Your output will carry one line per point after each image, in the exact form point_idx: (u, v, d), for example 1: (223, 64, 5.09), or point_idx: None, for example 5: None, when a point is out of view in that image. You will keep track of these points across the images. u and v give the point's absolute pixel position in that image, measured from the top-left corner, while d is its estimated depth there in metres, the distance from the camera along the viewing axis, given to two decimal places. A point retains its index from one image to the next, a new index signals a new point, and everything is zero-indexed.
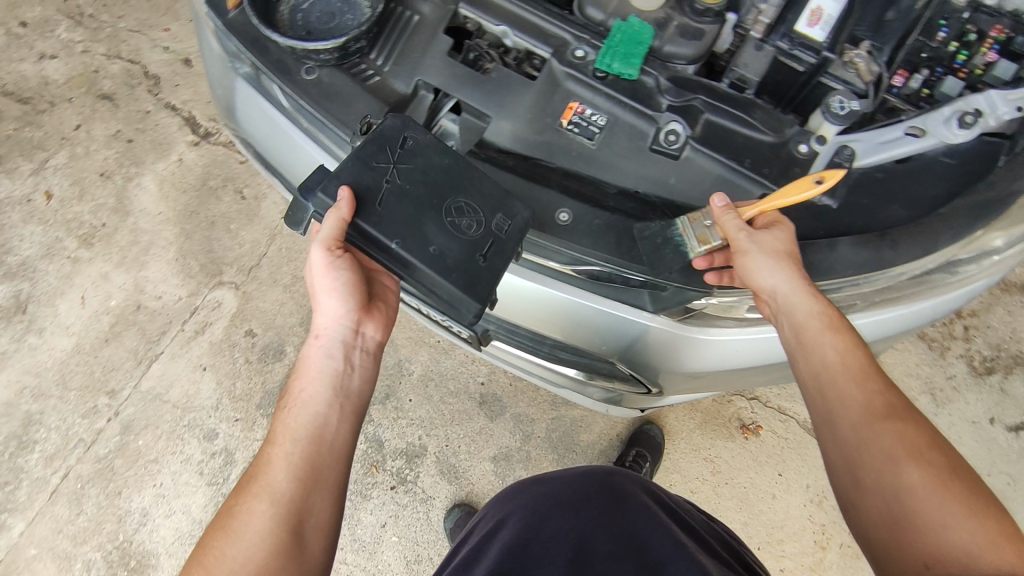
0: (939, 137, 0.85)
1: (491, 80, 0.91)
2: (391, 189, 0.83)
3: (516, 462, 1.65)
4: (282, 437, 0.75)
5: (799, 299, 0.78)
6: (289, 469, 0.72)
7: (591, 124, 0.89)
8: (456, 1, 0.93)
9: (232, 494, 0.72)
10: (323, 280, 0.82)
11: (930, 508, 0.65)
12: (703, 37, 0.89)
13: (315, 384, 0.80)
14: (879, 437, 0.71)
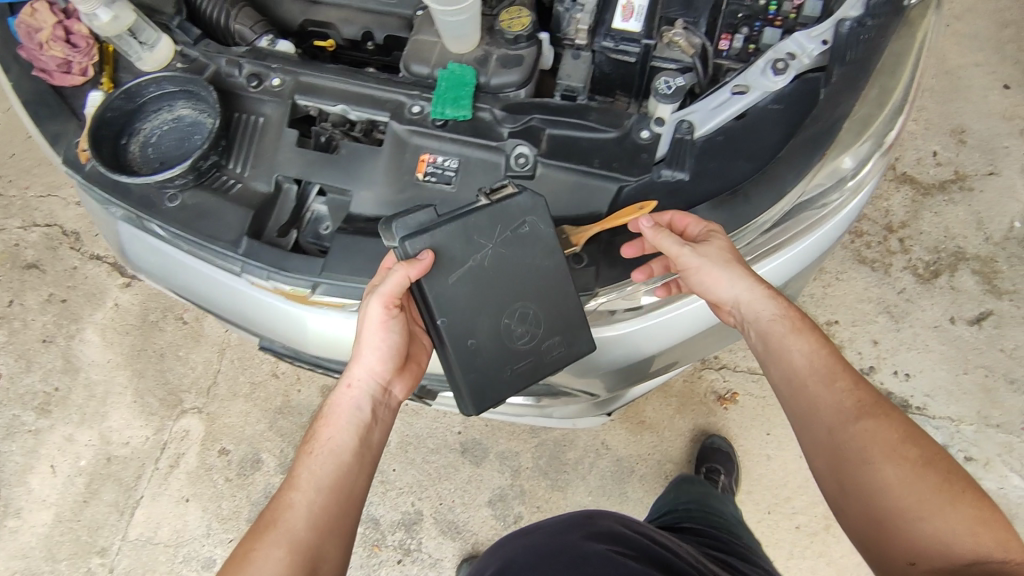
0: (762, 88, 0.89)
1: (342, 157, 0.94)
2: (472, 269, 0.85)
3: (512, 499, 1.64)
4: (305, 482, 0.80)
5: (767, 310, 0.83)
6: (309, 519, 0.77)
7: (446, 170, 0.93)
8: (291, 93, 0.97)
9: (248, 536, 0.76)
10: (374, 334, 0.87)
11: (912, 504, 0.71)
12: (524, 61, 0.93)
13: (343, 434, 0.85)
14: (878, 458, 0.73)
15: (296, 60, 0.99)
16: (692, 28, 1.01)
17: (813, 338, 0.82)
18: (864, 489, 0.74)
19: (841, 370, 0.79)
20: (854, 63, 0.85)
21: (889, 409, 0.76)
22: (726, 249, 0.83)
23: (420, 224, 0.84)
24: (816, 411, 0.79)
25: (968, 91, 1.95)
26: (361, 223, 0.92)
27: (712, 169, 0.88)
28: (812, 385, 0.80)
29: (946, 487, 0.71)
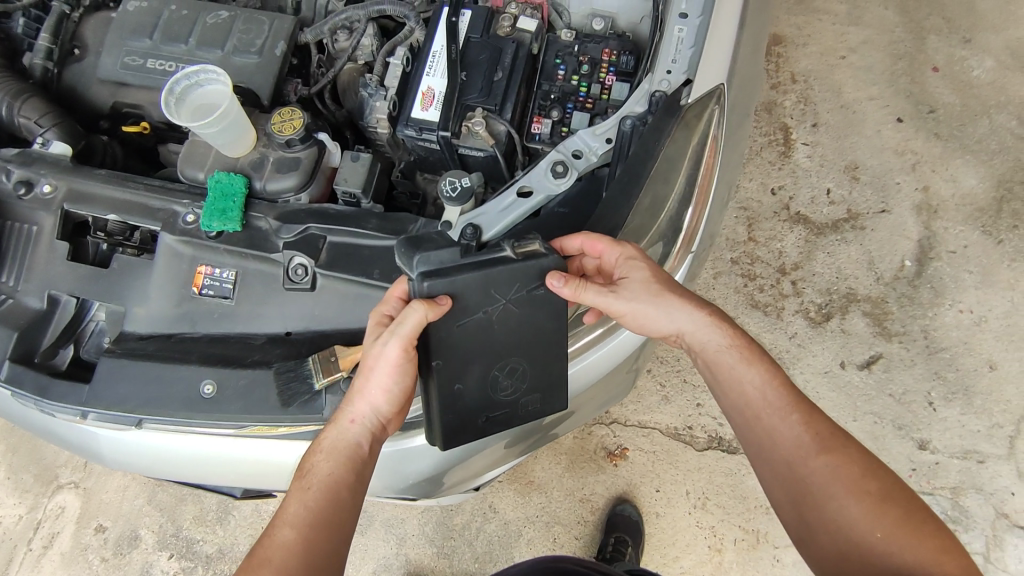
0: (546, 191, 0.84)
1: (113, 272, 0.88)
2: (483, 319, 0.75)
3: (396, 570, 1.60)
4: (313, 516, 0.67)
5: (713, 339, 0.79)
6: (293, 563, 0.63)
7: (223, 282, 0.87)
8: (60, 202, 0.90)
9: (236, 574, 0.63)
10: (379, 374, 0.73)
11: (876, 541, 0.67)
12: (300, 165, 0.88)
13: (338, 475, 0.71)
14: (839, 492, 0.70)
15: (68, 166, 0.93)
16: (493, 116, 0.95)
17: (768, 368, 0.78)
18: (830, 526, 0.70)
19: (793, 400, 0.76)
20: (631, 167, 0.81)
21: (846, 440, 0.73)
22: (649, 276, 0.78)
23: (443, 264, 0.72)
24: (774, 445, 0.75)
25: (862, 125, 1.92)
26: (131, 343, 0.86)
27: None
28: (767, 417, 0.76)
29: (909, 522, 0.67)
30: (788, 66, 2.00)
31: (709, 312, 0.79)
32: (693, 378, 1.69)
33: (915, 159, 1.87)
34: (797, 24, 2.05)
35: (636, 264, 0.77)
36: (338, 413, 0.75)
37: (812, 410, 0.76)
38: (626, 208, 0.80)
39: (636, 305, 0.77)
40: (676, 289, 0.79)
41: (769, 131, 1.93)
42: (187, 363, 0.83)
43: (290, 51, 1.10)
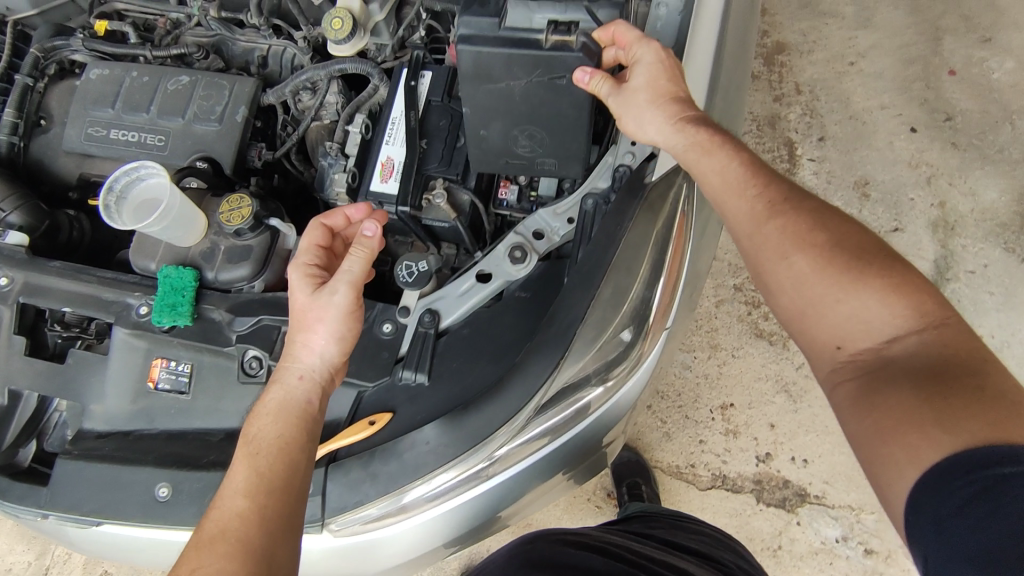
0: (504, 276, 0.80)
1: (70, 366, 0.87)
2: (503, 88, 0.75)
3: None
4: (259, 479, 0.65)
5: (679, 142, 0.73)
6: (245, 515, 0.62)
7: (179, 375, 0.85)
8: (15, 296, 0.88)
9: (195, 557, 0.59)
10: (322, 313, 0.76)
11: (845, 298, 0.64)
12: (251, 252, 0.84)
13: (286, 436, 0.69)
14: (857, 297, 0.63)
15: (23, 257, 0.91)
16: (455, 186, 0.91)
17: (763, 184, 0.71)
18: (849, 334, 0.64)
19: (795, 211, 0.69)
20: (592, 253, 0.76)
21: (852, 232, 0.66)
22: (663, 86, 0.75)
23: (483, 31, 0.71)
24: (779, 258, 0.68)
25: (873, 137, 1.78)
26: (89, 443, 0.85)
27: (451, 371, 0.79)
28: (773, 231, 0.68)
29: (934, 317, 0.61)
30: (792, 76, 1.86)
31: (693, 117, 0.74)
32: (696, 415, 1.63)
33: (931, 171, 1.73)
34: (801, 30, 1.90)
35: (642, 65, 0.75)
36: (282, 373, 0.74)
37: (815, 210, 0.69)
38: (585, 300, 0.75)
39: (639, 102, 0.75)
40: (692, 119, 0.74)
41: (771, 147, 1.80)
42: (144, 464, 0.81)
43: (253, 114, 1.06)
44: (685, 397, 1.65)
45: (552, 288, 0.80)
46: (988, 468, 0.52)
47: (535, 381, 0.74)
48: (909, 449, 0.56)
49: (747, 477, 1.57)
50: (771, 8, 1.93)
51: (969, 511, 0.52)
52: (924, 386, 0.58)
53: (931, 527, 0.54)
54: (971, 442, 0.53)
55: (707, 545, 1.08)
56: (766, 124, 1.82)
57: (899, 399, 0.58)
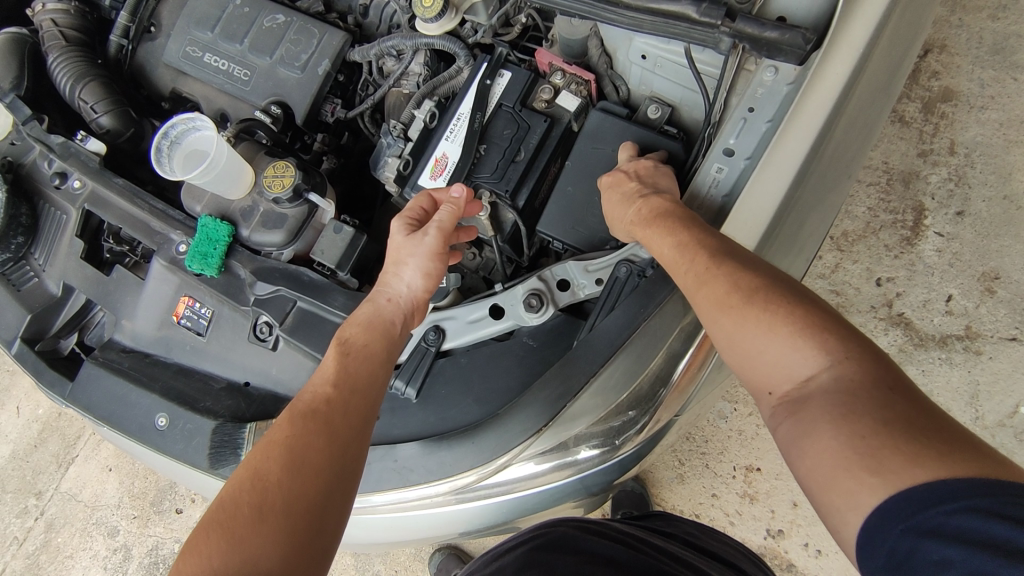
0: (515, 319, 0.77)
1: (112, 280, 0.93)
2: (592, 152, 0.85)
3: (374, 556, 1.58)
4: (344, 371, 0.63)
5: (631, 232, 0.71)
6: (326, 409, 0.59)
7: (199, 318, 0.88)
8: (82, 203, 0.95)
9: (287, 427, 0.57)
10: (408, 257, 0.72)
11: (773, 350, 0.51)
12: (286, 222, 0.86)
13: (369, 343, 0.66)
14: (771, 340, 0.51)
15: (95, 167, 0.97)
16: (501, 202, 0.87)
17: (696, 252, 0.60)
18: (772, 379, 0.52)
19: (716, 267, 0.57)
20: (608, 327, 0.71)
21: (761, 275, 0.55)
22: (620, 193, 0.74)
23: (612, 111, 0.86)
24: (706, 315, 0.57)
25: (1022, 228, 1.29)
26: (112, 354, 0.91)
27: (439, 397, 0.77)
28: (702, 291, 0.57)
29: (841, 349, 0.49)
30: (949, 131, 1.36)
31: (639, 213, 0.69)
32: (716, 467, 1.39)
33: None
34: (982, 79, 1.37)
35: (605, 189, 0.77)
36: (374, 293, 0.72)
37: (737, 255, 0.58)
38: (586, 371, 0.70)
39: (613, 214, 0.74)
40: (633, 220, 0.69)
41: (895, 208, 1.36)
42: (149, 392, 0.86)
43: (336, 69, 1.04)
44: (711, 445, 1.40)
45: (560, 347, 0.76)
46: (926, 507, 0.40)
47: (513, 437, 0.70)
48: (846, 494, 0.44)
49: (750, 546, 1.33)
50: (947, 41, 1.40)
51: (917, 548, 0.40)
52: (845, 427, 0.46)
53: (884, 566, 0.42)
54: (902, 482, 0.42)
55: (733, 554, 0.90)
56: (898, 180, 1.37)
57: (824, 448, 0.46)
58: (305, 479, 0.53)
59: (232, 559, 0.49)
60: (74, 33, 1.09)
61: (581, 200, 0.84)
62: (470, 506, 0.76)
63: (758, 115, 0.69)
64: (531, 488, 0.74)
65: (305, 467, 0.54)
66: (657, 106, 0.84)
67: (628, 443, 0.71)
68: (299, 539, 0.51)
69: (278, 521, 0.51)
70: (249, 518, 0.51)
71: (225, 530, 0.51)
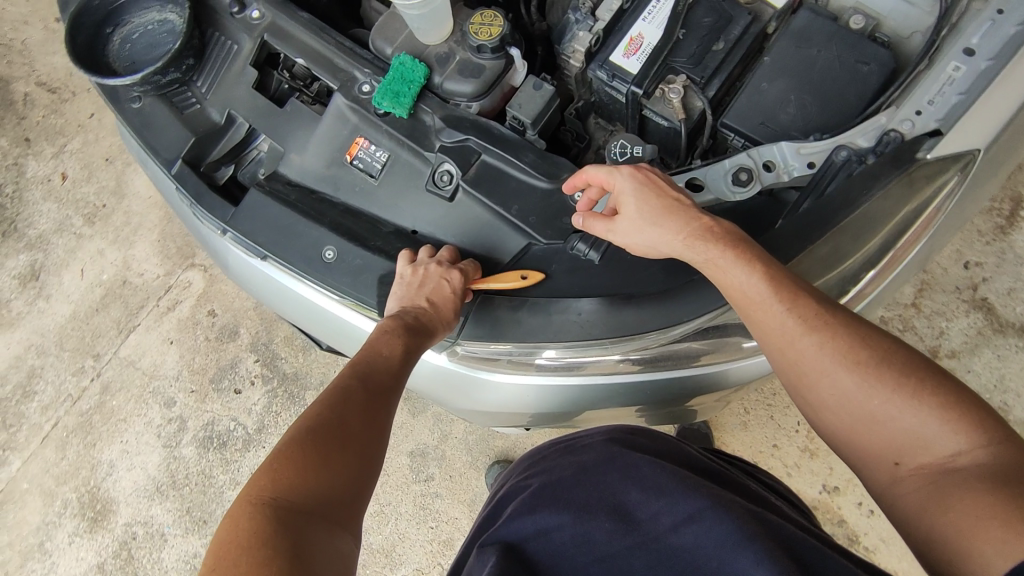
0: (717, 193, 0.76)
1: (285, 113, 0.93)
2: (796, 52, 0.85)
3: (431, 460, 1.49)
4: (406, 360, 0.72)
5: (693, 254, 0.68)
6: (373, 383, 0.68)
7: (374, 161, 0.89)
8: (262, 32, 0.94)
9: (360, 389, 0.66)
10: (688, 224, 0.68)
11: (901, 414, 0.58)
12: (482, 74, 0.85)
13: (422, 341, 0.75)
14: (905, 408, 0.58)
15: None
16: (693, 88, 0.87)
17: (794, 298, 0.63)
18: (901, 449, 0.59)
19: (829, 318, 0.62)
20: None
21: (890, 346, 0.61)
22: (656, 198, 0.70)
23: (820, 12, 0.85)
24: (819, 378, 0.62)
25: None
26: (279, 186, 0.91)
27: (622, 262, 0.79)
28: (812, 345, 0.62)
29: (980, 429, 0.56)
30: None
31: (702, 228, 0.67)
32: (781, 419, 1.42)
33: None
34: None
35: (630, 195, 0.70)
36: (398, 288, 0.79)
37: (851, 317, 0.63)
38: (794, 247, 0.69)
39: (645, 225, 0.70)
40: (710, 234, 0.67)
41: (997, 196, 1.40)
42: (318, 225, 0.87)
43: None
44: (778, 398, 1.43)
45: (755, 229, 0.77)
46: None
47: (707, 302, 0.74)
48: (992, 543, 0.50)
49: (804, 498, 1.37)
50: None
51: None
52: (986, 490, 0.53)
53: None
54: None
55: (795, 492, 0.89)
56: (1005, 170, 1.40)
57: (966, 502, 0.53)
58: (362, 435, 0.62)
59: (319, 475, 0.57)
60: None
61: (777, 97, 0.84)
62: (632, 380, 0.82)
63: (1006, 18, 0.69)
64: (700, 366, 0.81)
65: (364, 424, 0.63)
66: (863, 16, 0.85)
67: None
68: (353, 487, 0.59)
69: (345, 461, 0.59)
70: (330, 447, 0.59)
71: (313, 449, 0.58)
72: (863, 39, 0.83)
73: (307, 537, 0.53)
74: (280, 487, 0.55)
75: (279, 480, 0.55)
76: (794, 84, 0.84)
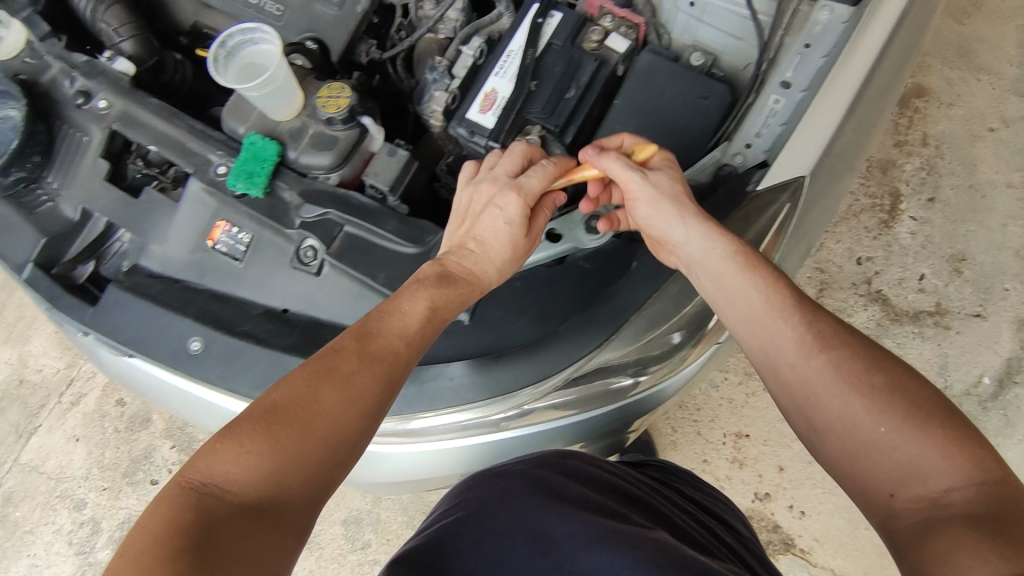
0: (572, 242, 0.78)
1: (140, 203, 0.89)
2: (641, 92, 0.87)
3: (366, 525, 1.42)
4: (428, 320, 0.66)
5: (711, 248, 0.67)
6: (376, 355, 0.61)
7: (237, 243, 0.86)
8: (110, 122, 0.90)
9: (353, 351, 0.61)
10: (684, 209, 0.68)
11: (901, 441, 0.56)
12: (337, 145, 0.84)
13: (461, 293, 0.70)
14: (907, 443, 0.56)
15: (125, 86, 0.92)
16: (551, 137, 0.88)
17: (808, 318, 0.63)
18: (901, 482, 0.56)
19: (849, 344, 0.61)
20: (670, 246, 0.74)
21: (910, 384, 0.58)
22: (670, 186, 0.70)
23: (660, 53, 0.88)
24: (829, 404, 0.60)
25: (985, 216, 1.42)
26: (139, 279, 0.87)
27: (493, 319, 0.78)
28: (822, 367, 0.60)
29: (981, 473, 0.54)
30: (922, 124, 1.51)
31: (711, 217, 0.68)
32: (706, 433, 1.44)
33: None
34: (950, 78, 1.55)
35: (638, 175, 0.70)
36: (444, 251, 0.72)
37: (876, 353, 0.61)
38: (648, 292, 0.75)
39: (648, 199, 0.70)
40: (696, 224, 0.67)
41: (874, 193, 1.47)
42: (183, 316, 0.84)
43: (373, 10, 1.05)
44: (702, 413, 1.45)
45: (615, 272, 0.78)
46: None
47: (577, 351, 0.73)
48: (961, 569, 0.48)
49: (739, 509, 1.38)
50: None
51: None
52: (974, 524, 0.50)
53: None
54: None
55: (722, 508, 0.91)
56: (878, 167, 1.48)
57: (952, 535, 0.51)
58: (339, 420, 0.57)
59: (264, 467, 0.54)
60: None
61: (629, 137, 0.86)
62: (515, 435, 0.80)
63: (812, 52, 0.74)
64: (579, 410, 0.78)
65: (345, 404, 0.58)
66: (700, 54, 0.88)
67: (683, 361, 0.77)
68: (311, 480, 0.56)
69: (309, 447, 0.56)
70: (296, 428, 0.56)
71: (262, 432, 0.55)
72: (701, 75, 0.86)
73: (225, 533, 0.51)
74: (215, 475, 0.53)
75: (217, 465, 0.54)
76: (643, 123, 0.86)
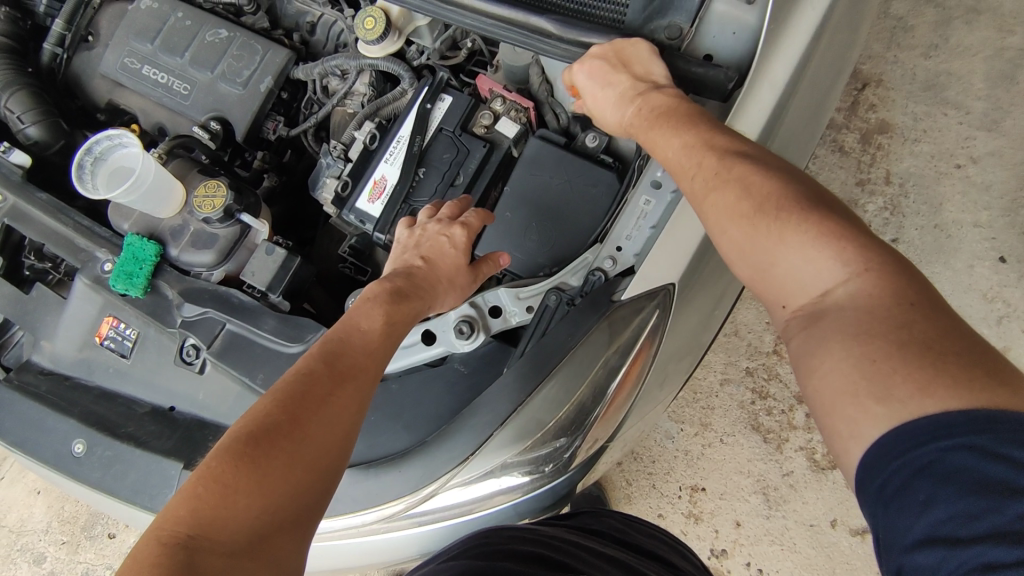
0: (446, 345, 0.77)
1: (32, 299, 0.90)
2: (530, 180, 0.85)
3: None
4: (387, 336, 0.63)
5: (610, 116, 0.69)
6: (343, 376, 0.57)
7: (124, 339, 0.85)
8: (2, 217, 0.91)
9: (324, 372, 0.56)
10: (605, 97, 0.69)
11: (780, 250, 0.48)
12: (216, 243, 0.88)
13: (413, 306, 0.69)
14: (786, 250, 0.48)
15: (19, 181, 0.93)
16: None
17: (702, 158, 0.56)
18: (785, 290, 0.49)
19: (729, 172, 0.53)
20: (539, 351, 0.72)
21: (776, 183, 0.51)
22: (601, 70, 0.69)
23: (550, 138, 0.87)
24: (715, 226, 0.53)
25: (951, 256, 1.26)
26: (29, 376, 0.87)
27: (367, 424, 0.76)
28: (712, 202, 0.53)
29: (861, 261, 0.45)
30: (885, 162, 1.32)
31: (638, 109, 0.65)
32: (662, 487, 1.30)
33: (1004, 311, 1.23)
34: (915, 113, 1.33)
35: (586, 83, 0.70)
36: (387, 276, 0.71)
37: (743, 160, 0.53)
38: (514, 401, 0.70)
39: (599, 115, 0.71)
40: (632, 121, 0.66)
41: None
42: (67, 417, 0.82)
43: (278, 87, 1.03)
44: (658, 465, 1.31)
45: (492, 375, 0.76)
46: (922, 444, 0.38)
47: (441, 465, 0.70)
48: (849, 422, 0.41)
49: None
50: (883, 76, 1.36)
51: (912, 487, 0.38)
52: (858, 347, 0.42)
53: (876, 498, 0.39)
54: (909, 414, 0.39)
55: (659, 546, 0.83)
56: None
57: (832, 368, 0.43)
58: (320, 444, 0.52)
59: (255, 500, 0.47)
60: (4, 40, 1.05)
61: (519, 226, 0.84)
62: (401, 542, 0.74)
63: None
64: (460, 516, 0.72)
65: (323, 427, 0.53)
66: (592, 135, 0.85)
67: (571, 466, 0.71)
68: (301, 504, 0.49)
69: (299, 473, 0.50)
70: (281, 458, 0.49)
71: (245, 462, 0.48)
72: (591, 161, 0.84)
73: None
74: (199, 519, 0.45)
75: (199, 509, 0.45)
76: (533, 211, 0.84)
